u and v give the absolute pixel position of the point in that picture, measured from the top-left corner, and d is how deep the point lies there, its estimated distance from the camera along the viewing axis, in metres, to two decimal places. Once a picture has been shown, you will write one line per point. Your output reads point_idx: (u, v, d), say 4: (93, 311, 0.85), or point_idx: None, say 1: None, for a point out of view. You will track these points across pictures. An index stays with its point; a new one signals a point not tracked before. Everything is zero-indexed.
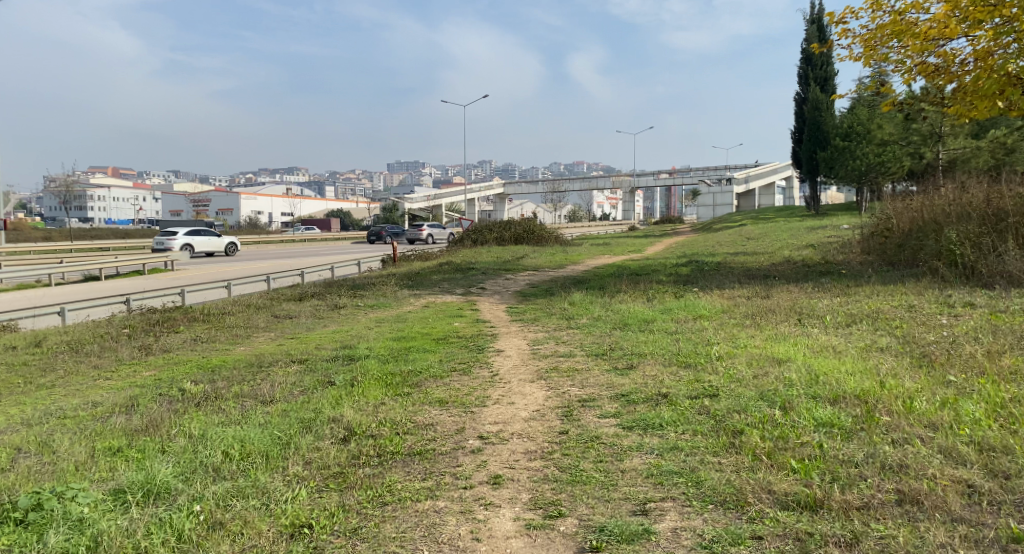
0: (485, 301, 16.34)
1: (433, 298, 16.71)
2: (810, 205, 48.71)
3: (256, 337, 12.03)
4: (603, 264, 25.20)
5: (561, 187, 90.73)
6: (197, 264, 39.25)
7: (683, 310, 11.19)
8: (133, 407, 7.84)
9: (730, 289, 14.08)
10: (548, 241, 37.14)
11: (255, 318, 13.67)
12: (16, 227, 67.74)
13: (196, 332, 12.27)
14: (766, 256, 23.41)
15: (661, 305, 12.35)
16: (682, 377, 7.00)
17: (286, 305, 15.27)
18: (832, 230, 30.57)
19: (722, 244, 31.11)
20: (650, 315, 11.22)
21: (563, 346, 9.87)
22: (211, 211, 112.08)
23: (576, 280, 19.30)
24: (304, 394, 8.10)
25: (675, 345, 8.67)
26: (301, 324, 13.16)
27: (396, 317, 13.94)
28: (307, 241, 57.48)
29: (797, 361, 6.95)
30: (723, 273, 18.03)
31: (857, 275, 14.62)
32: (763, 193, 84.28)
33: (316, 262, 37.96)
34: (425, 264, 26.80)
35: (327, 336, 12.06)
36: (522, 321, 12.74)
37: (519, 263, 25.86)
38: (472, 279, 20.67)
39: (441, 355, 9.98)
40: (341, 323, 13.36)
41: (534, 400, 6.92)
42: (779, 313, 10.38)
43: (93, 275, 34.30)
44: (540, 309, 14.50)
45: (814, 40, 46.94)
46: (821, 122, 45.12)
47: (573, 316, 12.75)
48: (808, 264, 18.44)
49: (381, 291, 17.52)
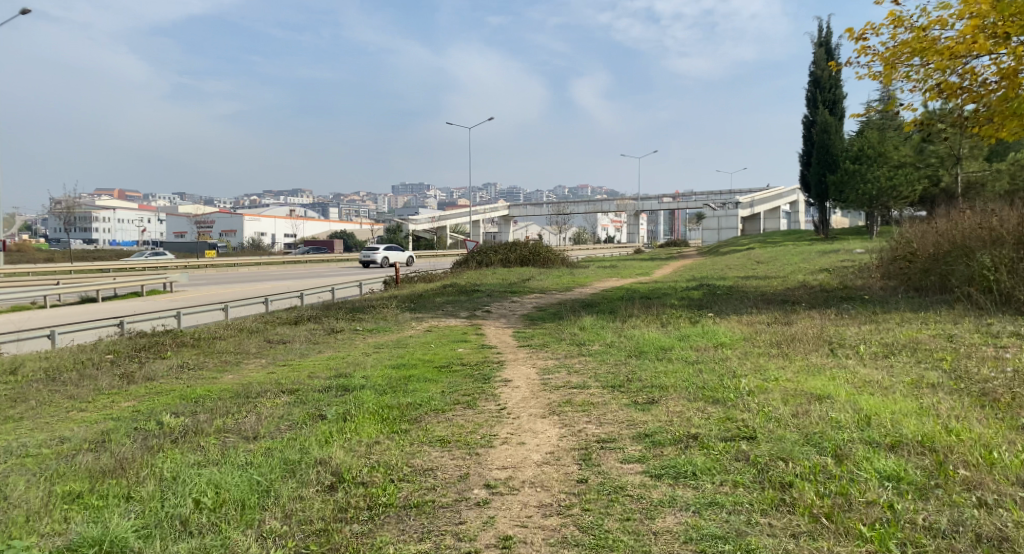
0: (490, 325, 15.66)
1: (437, 322, 16.02)
2: (819, 229, 48.05)
3: (247, 364, 11.31)
4: (611, 287, 24.54)
5: (566, 209, 90.32)
6: (198, 286, 38.62)
7: (702, 338, 10.47)
8: (104, 444, 7.14)
9: (750, 314, 13.38)
10: (554, 262, 36.50)
11: (248, 343, 12.96)
12: (18, 248, 67.32)
13: (184, 358, 11.56)
14: (780, 279, 22.70)
15: (678, 331, 11.64)
16: (711, 414, 6.26)
17: (282, 330, 14.56)
18: (845, 255, 29.88)
19: (731, 268, 30.43)
20: (666, 341, 10.50)
21: (575, 375, 9.14)
22: (216, 232, 111.93)
23: (585, 303, 18.61)
24: (291, 431, 7.38)
25: (698, 376, 7.93)
26: (295, 350, 12.44)
27: (397, 342, 13.23)
28: (310, 263, 56.89)
29: (841, 398, 6.20)
30: (738, 298, 17.31)
31: (882, 302, 13.91)
32: (768, 217, 83.79)
33: (318, 283, 37.34)
34: (428, 286, 26.14)
35: (322, 363, 11.33)
36: (530, 349, 12.03)
37: (525, 285, 25.18)
38: (477, 301, 19.98)
39: (443, 385, 9.25)
40: (338, 349, 12.65)
41: (547, 440, 6.18)
42: (807, 342, 9.66)
43: (91, 296, 33.64)
44: (549, 333, 13.82)
45: (822, 63, 46.48)
46: (830, 145, 44.57)
47: (585, 342, 12.03)
48: (826, 289, 17.73)
49: (382, 314, 16.81)
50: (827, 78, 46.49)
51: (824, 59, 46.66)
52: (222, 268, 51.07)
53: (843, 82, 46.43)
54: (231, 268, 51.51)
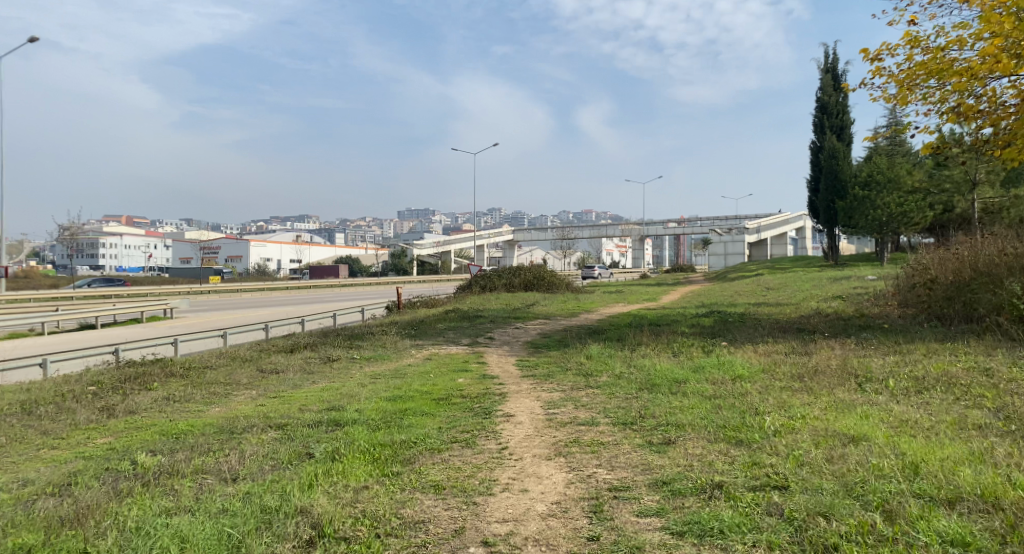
0: (493, 353, 15.04)
1: (437, 350, 15.42)
2: (828, 255, 47.41)
3: (235, 396, 10.70)
4: (619, 313, 23.92)
5: (571, 234, 89.89)
6: (198, 312, 38.08)
7: (717, 369, 9.86)
8: (70, 486, 6.55)
9: (765, 344, 12.78)
10: (559, 288, 35.91)
11: (239, 373, 12.34)
12: (23, 274, 67.06)
13: (170, 390, 10.95)
14: (792, 307, 22.07)
15: (691, 362, 11.03)
16: (734, 459, 5.66)
17: (276, 359, 13.96)
18: (857, 281, 29.24)
19: (740, 294, 29.83)
20: (678, 374, 9.89)
21: (582, 410, 8.53)
22: (222, 258, 111.81)
23: (591, 330, 18.01)
24: (274, 473, 6.79)
25: (717, 413, 7.32)
26: (288, 381, 11.83)
27: (395, 372, 12.62)
28: (313, 289, 56.39)
29: (880, 440, 5.60)
30: (751, 326, 16.68)
31: (904, 331, 13.30)
32: (775, 242, 83.21)
33: (320, 308, 36.80)
34: (431, 312, 25.56)
35: (315, 395, 10.73)
36: (535, 379, 11.43)
37: (529, 310, 24.57)
38: (479, 328, 19.39)
39: (441, 419, 8.65)
40: (334, 379, 12.05)
41: (553, 487, 5.58)
42: (830, 376, 9.04)
43: (89, 323, 33.10)
44: (554, 362, 13.22)
45: (829, 88, 46.14)
46: (838, 171, 44.10)
47: (592, 373, 11.43)
48: (841, 317, 17.11)
49: (381, 342, 16.21)
50: (834, 104, 46.15)
51: (831, 85, 46.36)
52: (225, 293, 50.58)
53: (850, 108, 46.08)
54: (233, 294, 51.00)
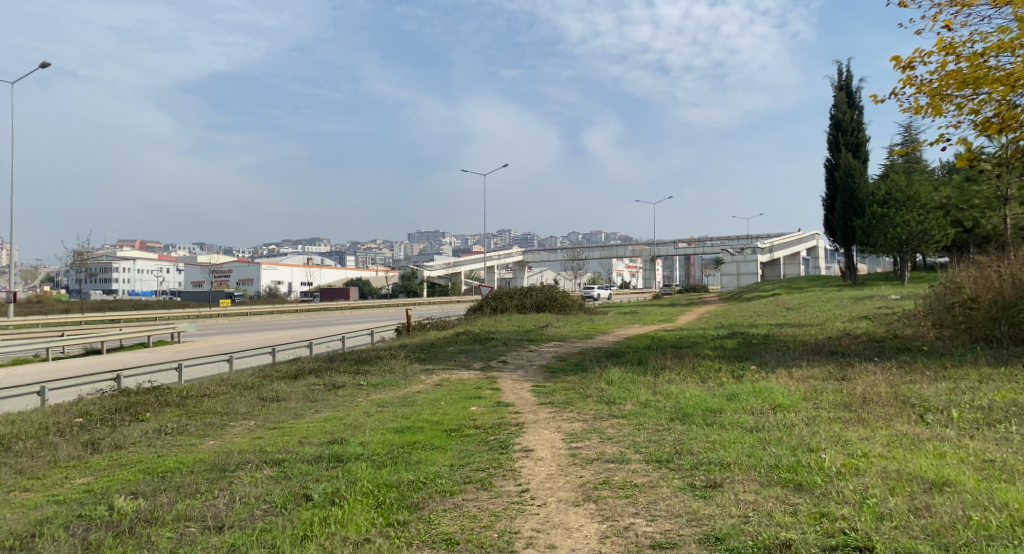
0: (507, 378, 14.22)
1: (448, 375, 14.60)
2: (846, 274, 46.48)
3: (232, 427, 9.91)
4: (636, 334, 23.09)
5: (581, 255, 89.21)
6: (205, 336, 37.36)
7: (753, 398, 9.04)
8: (34, 538, 5.79)
9: (798, 369, 11.93)
10: (572, 308, 35.12)
11: (238, 402, 11.54)
12: (36, 299, 66.91)
13: (163, 420, 10.14)
14: (817, 328, 21.15)
15: (723, 389, 10.20)
16: (798, 509, 4.88)
17: (279, 385, 13.15)
18: (881, 301, 28.32)
19: (759, 314, 28.97)
20: (711, 402, 9.08)
21: (609, 444, 7.71)
22: (233, 281, 111.77)
23: (609, 353, 17.17)
24: (267, 519, 6.03)
25: (763, 450, 6.52)
26: (290, 410, 11.03)
27: (404, 399, 11.82)
28: (322, 311, 55.70)
29: (969, 487, 4.82)
30: (779, 348, 15.81)
31: (947, 355, 12.48)
32: (788, 262, 82.22)
33: (329, 331, 36.05)
34: (441, 334, 24.76)
35: (317, 426, 9.93)
36: (553, 408, 10.60)
37: (543, 332, 23.73)
38: (491, 351, 18.59)
39: (453, 454, 7.85)
40: (338, 408, 11.24)
41: (586, 543, 4.79)
42: (881, 405, 8.21)
43: (94, 348, 32.43)
44: (572, 388, 12.40)
45: (843, 105, 45.43)
46: (855, 189, 43.22)
47: (615, 401, 10.61)
48: (873, 339, 16.25)
49: (389, 367, 15.41)
50: (849, 121, 45.40)
51: (845, 102, 45.66)
52: (234, 317, 49.94)
53: (865, 125, 45.33)
54: (243, 317, 50.43)
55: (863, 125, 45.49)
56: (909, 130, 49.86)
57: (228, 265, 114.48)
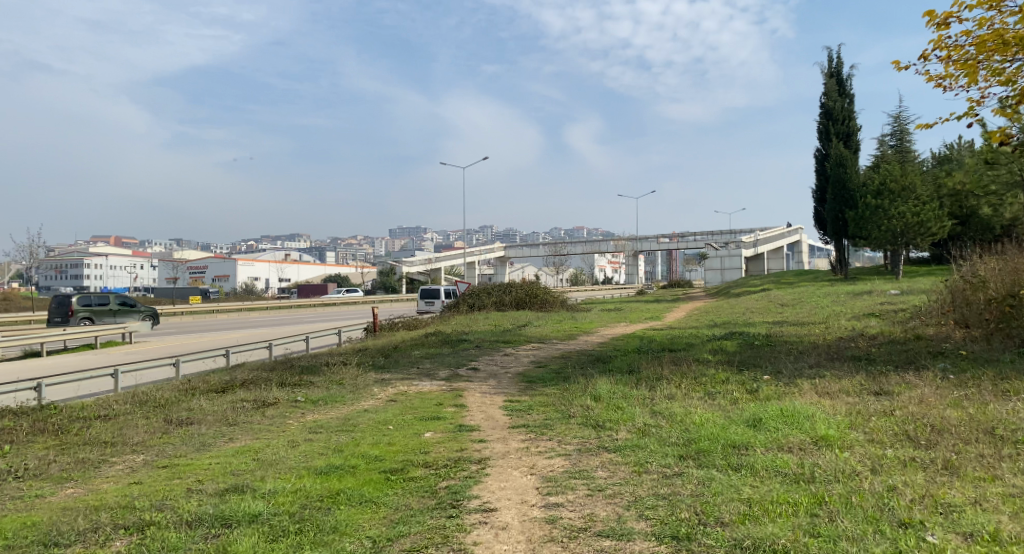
0: (475, 389, 12.07)
1: (406, 387, 12.38)
2: (838, 269, 44.77)
3: (109, 466, 7.65)
4: (621, 335, 21.03)
5: (563, 250, 86.84)
6: (161, 336, 34.65)
7: (786, 426, 6.93)
8: None
9: (823, 380, 9.88)
10: (553, 305, 32.96)
11: (137, 427, 9.32)
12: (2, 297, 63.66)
13: (23, 457, 7.87)
14: (820, 326, 19.18)
15: (742, 412, 8.09)
16: None
17: (196, 403, 10.92)
18: (882, 296, 26.39)
19: (753, 311, 26.97)
20: (731, 432, 6.97)
21: (601, 501, 5.58)
22: (208, 278, 108.79)
23: (595, 358, 15.04)
24: None
25: (833, 525, 4.41)
26: (196, 438, 8.80)
27: (343, 422, 9.61)
28: (294, 309, 53.01)
29: None
30: (789, 352, 13.76)
31: (996, 362, 10.52)
32: (771, 255, 80.34)
33: (294, 331, 33.57)
34: (410, 335, 22.54)
35: (225, 463, 7.73)
36: (529, 436, 8.47)
37: (521, 332, 21.55)
38: (460, 355, 16.42)
39: (384, 517, 5.68)
40: (258, 435, 9.03)
41: None
42: (962, 439, 6.16)
43: (35, 351, 29.67)
44: (552, 405, 10.26)
45: (834, 93, 43.63)
46: (846, 180, 41.45)
47: (605, 426, 8.46)
48: (891, 340, 14.32)
49: (337, 377, 13.16)
50: (840, 109, 43.62)
51: (835, 89, 43.88)
52: (200, 316, 47.08)
53: (857, 113, 43.63)
54: (208, 315, 47.66)
55: (854, 113, 43.73)
56: (900, 119, 48.22)
57: (202, 261, 111.18)
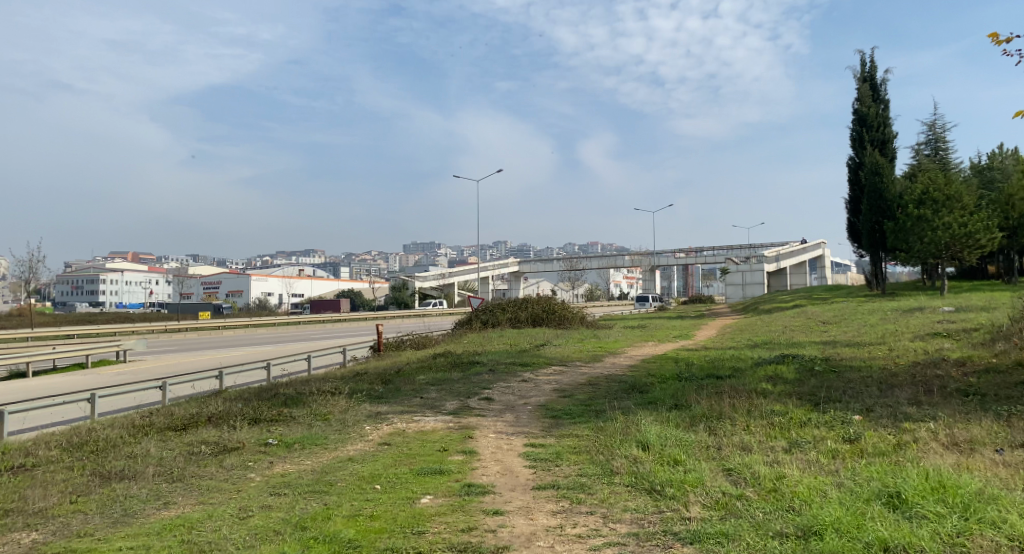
0: (488, 428, 9.80)
1: (404, 425, 10.14)
2: (875, 283, 42.25)
3: None
4: (653, 356, 18.78)
5: (578, 265, 84.43)
6: (161, 355, 32.51)
7: (957, 515, 4.61)
8: None
9: (945, 426, 7.53)
10: (572, 322, 30.66)
11: (48, 486, 7.18)
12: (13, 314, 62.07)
13: None
14: (881, 348, 16.81)
15: (863, 480, 5.77)
16: None
17: (143, 447, 8.77)
18: (936, 314, 23.88)
19: (793, 330, 24.57)
20: (870, 520, 4.70)
21: None
22: (223, 293, 107.26)
23: (629, 386, 12.73)
24: None
25: None
26: (119, 504, 6.62)
27: (316, 477, 7.40)
28: (305, 326, 50.89)
29: None
30: (864, 382, 11.39)
31: None
32: (795, 271, 77.50)
33: (299, 350, 31.43)
34: (419, 356, 20.32)
35: (140, 548, 5.53)
36: (562, 506, 6.21)
37: (541, 353, 19.31)
38: (472, 381, 14.16)
39: None
40: (203, 498, 6.84)
41: None
42: None
43: (23, 371, 27.57)
44: (588, 455, 7.97)
45: (867, 99, 41.30)
46: (882, 189, 39.02)
47: (666, 493, 6.19)
48: (985, 366, 11.96)
49: (323, 410, 10.96)
50: (874, 115, 41.25)
51: (868, 94, 41.56)
52: (205, 332, 44.95)
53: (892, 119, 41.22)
54: (214, 331, 45.58)
55: (890, 119, 41.30)
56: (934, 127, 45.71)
57: (215, 276, 109.51)
